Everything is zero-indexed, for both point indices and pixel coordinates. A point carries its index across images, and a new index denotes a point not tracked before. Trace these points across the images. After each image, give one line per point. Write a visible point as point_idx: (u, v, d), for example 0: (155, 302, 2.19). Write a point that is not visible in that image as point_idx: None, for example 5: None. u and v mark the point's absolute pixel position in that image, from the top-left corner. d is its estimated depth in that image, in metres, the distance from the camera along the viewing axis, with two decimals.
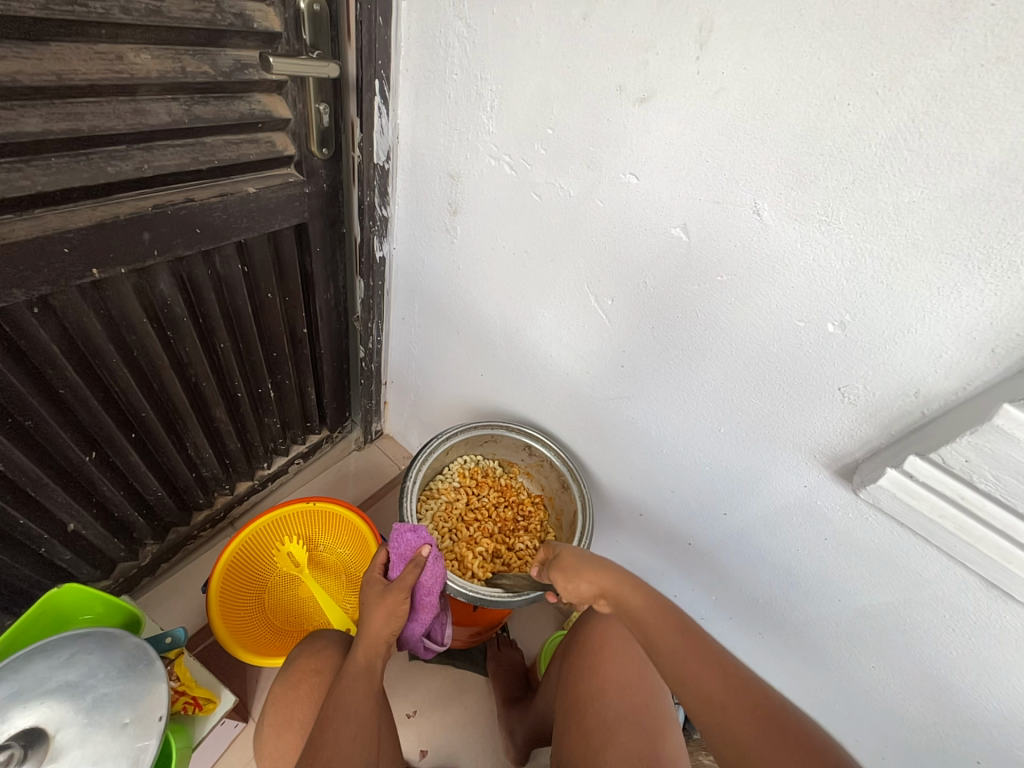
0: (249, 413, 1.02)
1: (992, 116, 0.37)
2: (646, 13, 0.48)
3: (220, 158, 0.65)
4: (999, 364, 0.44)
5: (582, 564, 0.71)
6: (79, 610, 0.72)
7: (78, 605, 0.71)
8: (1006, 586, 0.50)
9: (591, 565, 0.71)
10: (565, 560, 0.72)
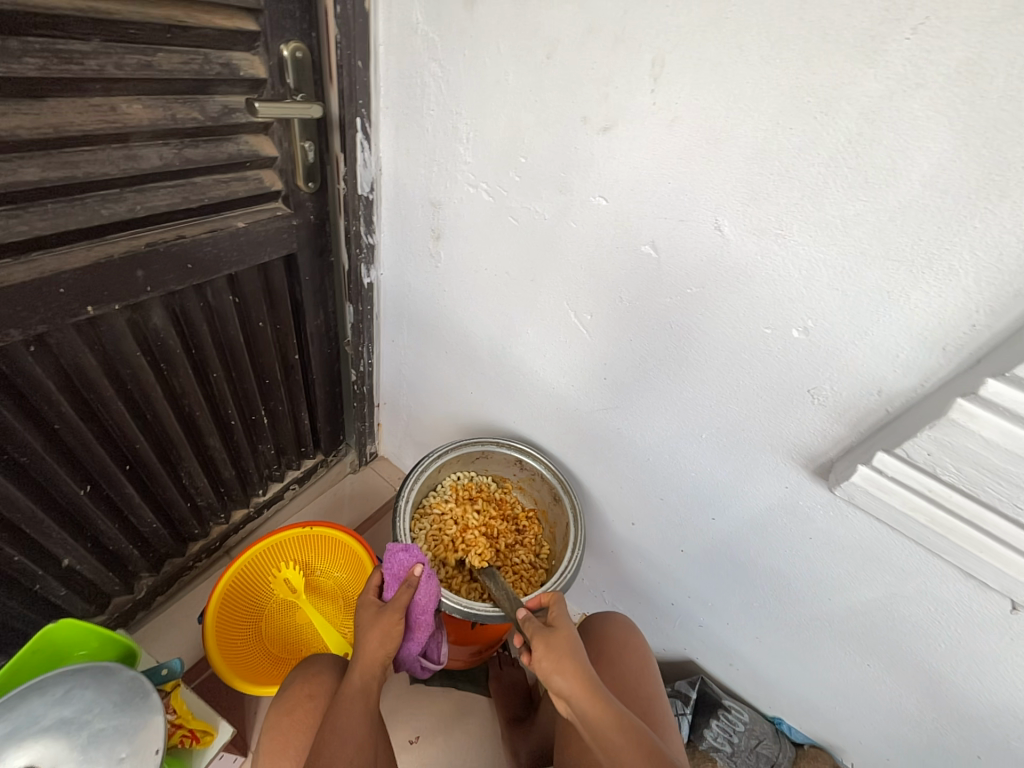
0: (243, 440, 1.03)
1: (918, 135, 0.40)
2: (603, 52, 0.52)
3: (210, 196, 0.68)
4: (952, 361, 0.47)
5: (567, 655, 0.64)
6: (75, 645, 0.71)
7: (74, 640, 0.71)
8: (981, 576, 0.51)
9: (576, 661, 0.64)
10: (557, 640, 0.66)
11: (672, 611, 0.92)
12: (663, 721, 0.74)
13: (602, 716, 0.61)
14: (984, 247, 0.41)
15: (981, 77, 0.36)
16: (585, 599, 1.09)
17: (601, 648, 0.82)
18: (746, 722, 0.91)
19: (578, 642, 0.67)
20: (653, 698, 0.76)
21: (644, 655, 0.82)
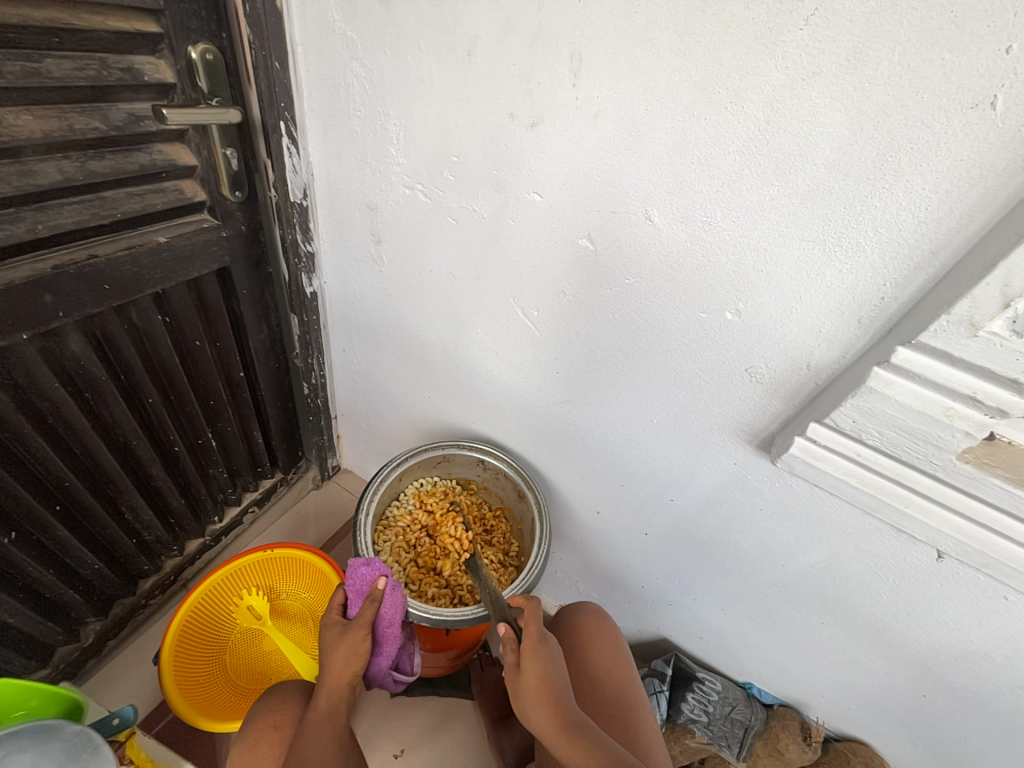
0: (190, 467, 0.97)
1: (819, 120, 0.42)
2: (523, 48, 0.51)
3: (124, 211, 0.64)
4: (867, 332, 0.50)
5: (536, 693, 0.68)
6: (9, 708, 0.65)
7: (9, 702, 0.64)
8: (911, 531, 0.55)
9: (546, 697, 0.68)
10: (526, 678, 0.69)
11: (643, 593, 0.95)
12: (634, 703, 0.77)
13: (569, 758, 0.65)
14: (886, 224, 0.43)
15: (867, 63, 0.38)
16: (560, 591, 1.10)
17: (573, 639, 0.83)
18: (719, 691, 0.94)
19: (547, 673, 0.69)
20: (624, 682, 0.79)
21: (616, 640, 0.83)
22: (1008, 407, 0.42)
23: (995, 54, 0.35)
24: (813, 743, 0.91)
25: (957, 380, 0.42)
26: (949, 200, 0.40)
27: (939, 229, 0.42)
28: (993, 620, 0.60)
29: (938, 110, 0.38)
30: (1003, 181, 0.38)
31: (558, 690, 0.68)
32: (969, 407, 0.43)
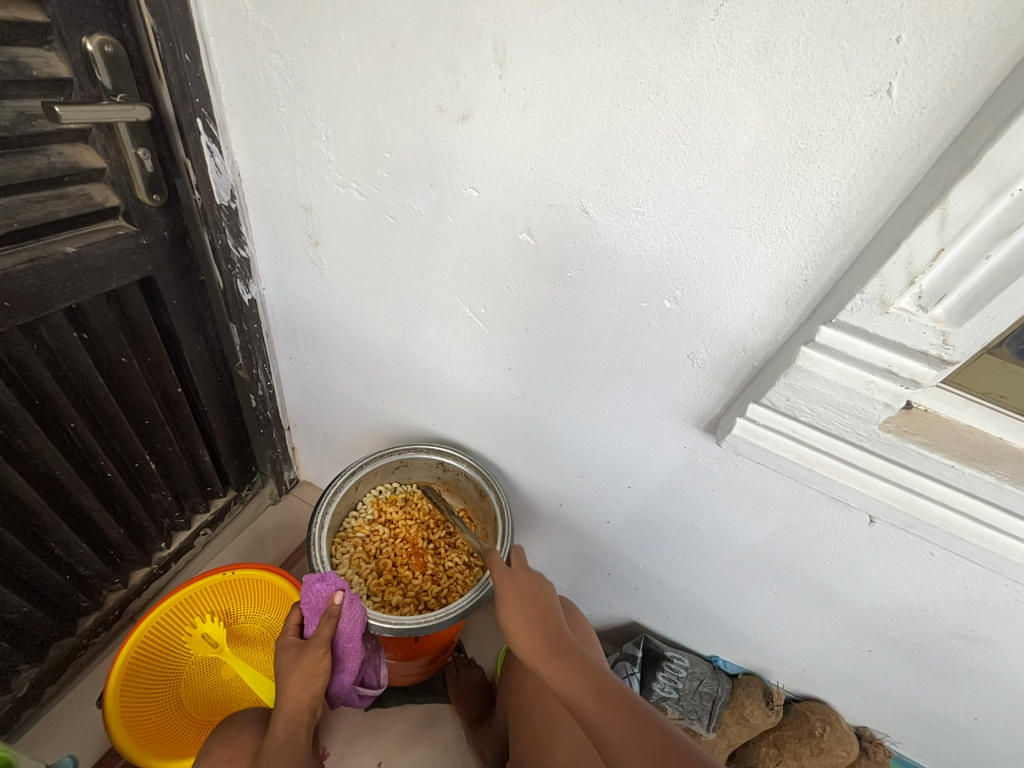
0: (128, 493, 0.90)
1: (736, 110, 0.43)
2: (447, 37, 0.50)
3: (22, 219, 0.58)
4: (795, 313, 0.52)
5: (523, 627, 0.68)
6: None
7: None
8: (847, 499, 0.58)
9: (532, 626, 0.68)
10: (512, 614, 0.69)
11: (610, 580, 0.96)
12: None
13: (558, 681, 0.64)
14: (803, 209, 0.45)
15: (775, 54, 0.40)
16: None
17: None
18: (687, 666, 0.97)
19: (529, 607, 0.70)
20: None
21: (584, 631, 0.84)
22: (920, 377, 0.45)
23: (888, 44, 0.36)
24: (776, 706, 0.95)
25: (874, 355, 0.45)
26: (857, 184, 0.42)
27: (851, 213, 0.44)
28: (922, 575, 0.64)
29: (842, 99, 0.39)
30: (903, 165, 0.40)
31: (544, 622, 0.69)
32: (887, 380, 0.46)
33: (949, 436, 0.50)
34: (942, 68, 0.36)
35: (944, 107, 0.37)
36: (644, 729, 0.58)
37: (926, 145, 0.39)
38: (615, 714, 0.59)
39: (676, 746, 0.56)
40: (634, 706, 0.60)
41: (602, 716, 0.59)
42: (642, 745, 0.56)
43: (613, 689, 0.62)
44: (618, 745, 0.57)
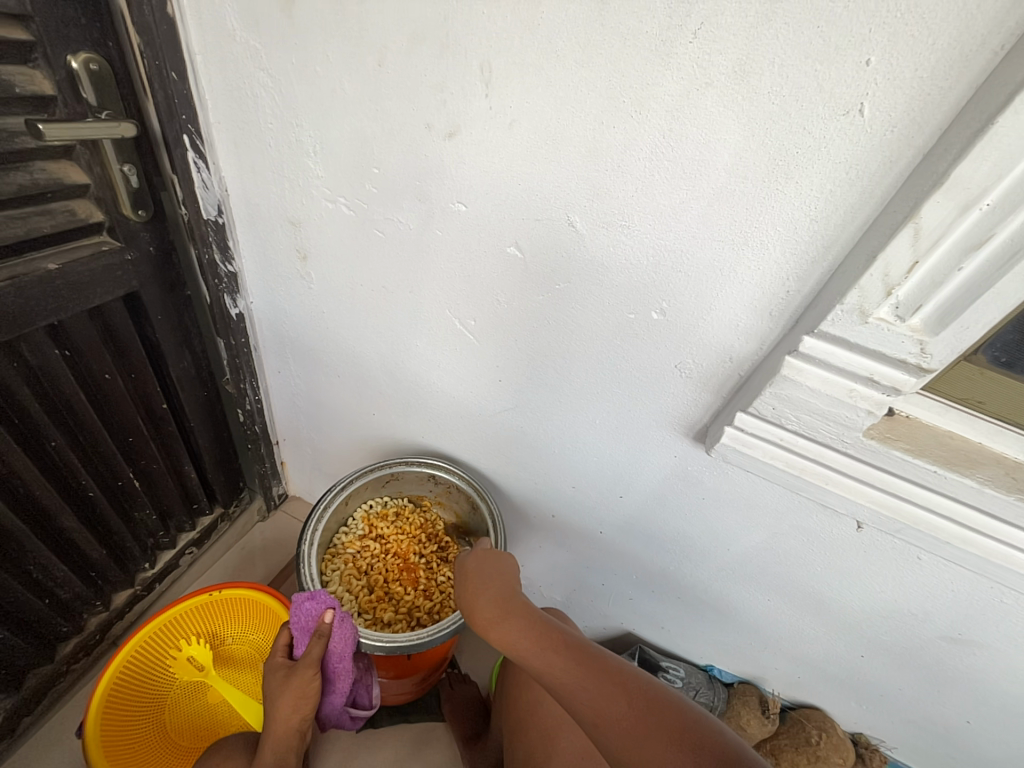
0: (110, 512, 0.88)
1: (716, 128, 0.44)
2: (433, 57, 0.51)
3: (3, 236, 0.57)
4: (778, 323, 0.53)
5: (475, 595, 0.69)
6: None
7: None
8: (835, 505, 0.58)
9: (483, 594, 0.69)
10: (467, 588, 0.71)
11: (604, 590, 0.96)
12: None
13: (507, 644, 0.64)
14: (783, 223, 0.46)
15: (752, 74, 0.41)
16: None
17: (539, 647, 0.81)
18: (683, 676, 0.96)
19: (484, 579, 0.71)
20: None
21: None
22: (901, 385, 0.46)
23: (858, 66, 0.38)
24: (771, 715, 0.95)
25: (856, 364, 0.46)
26: (834, 199, 0.44)
27: (828, 226, 0.45)
28: (911, 579, 0.65)
29: (816, 118, 0.41)
30: (876, 181, 0.42)
31: (493, 586, 0.69)
32: (869, 388, 0.47)
33: (932, 442, 0.51)
34: (909, 89, 0.37)
35: (913, 126, 0.39)
36: (593, 671, 0.58)
37: (897, 162, 0.40)
38: (564, 661, 0.60)
39: (624, 681, 0.57)
40: (581, 649, 0.61)
41: (551, 666, 0.60)
42: (593, 685, 0.57)
43: (560, 637, 0.62)
44: (570, 691, 0.58)
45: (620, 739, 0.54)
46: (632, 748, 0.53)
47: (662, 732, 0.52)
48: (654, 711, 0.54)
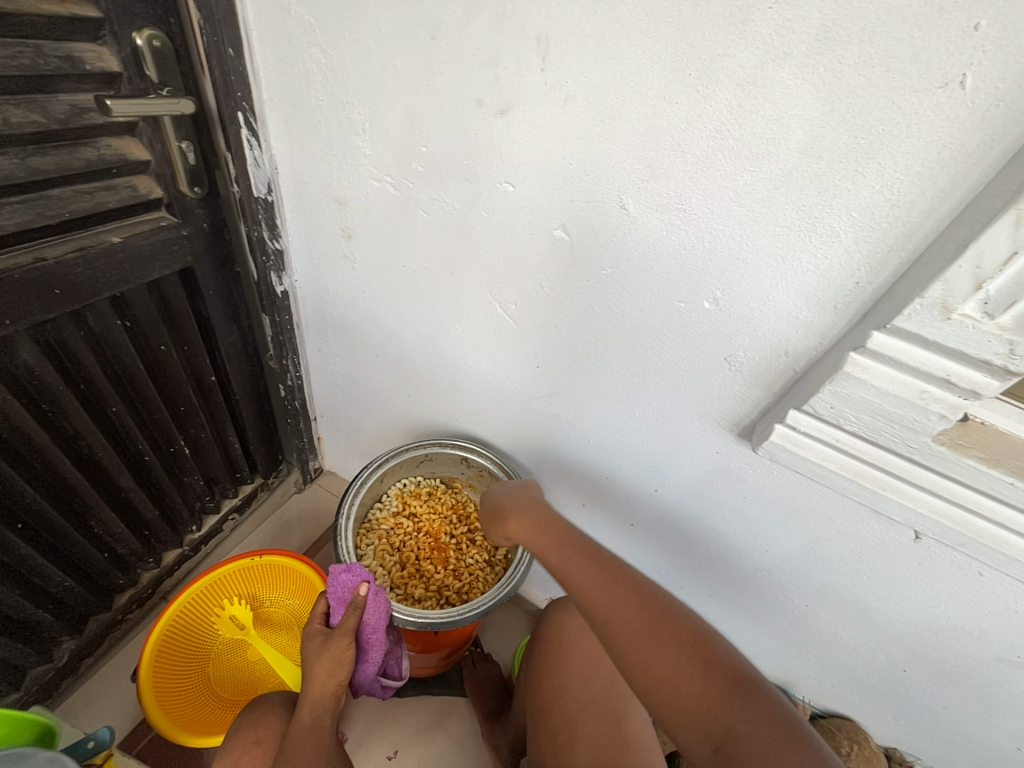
0: (162, 476, 0.93)
1: (790, 104, 0.41)
2: (488, 30, 0.49)
3: (72, 210, 0.60)
4: (843, 318, 0.49)
5: (499, 503, 0.74)
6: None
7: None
8: (890, 513, 0.55)
9: (507, 501, 0.73)
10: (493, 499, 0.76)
11: None
12: (622, 696, 0.74)
13: (525, 541, 0.69)
14: (859, 207, 0.43)
15: (838, 43, 0.37)
16: (550, 584, 1.10)
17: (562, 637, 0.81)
18: None
19: (510, 493, 0.75)
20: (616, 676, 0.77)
21: None
22: (982, 388, 0.42)
23: (964, 32, 0.34)
24: None
25: (931, 364, 0.43)
26: (920, 182, 0.40)
27: (911, 212, 0.41)
28: (968, 596, 0.61)
29: (908, 91, 0.37)
30: (972, 163, 0.38)
31: (520, 494, 0.74)
32: (943, 390, 0.44)
33: (1009, 452, 0.47)
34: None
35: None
36: (608, 579, 0.61)
37: (1001, 141, 0.36)
38: (579, 564, 0.63)
39: (639, 591, 0.60)
40: (600, 558, 0.63)
41: (563, 566, 0.64)
42: (607, 590, 0.60)
43: (575, 542, 0.66)
44: (581, 590, 0.61)
45: (627, 639, 0.57)
46: (638, 649, 0.56)
47: (671, 640, 0.56)
48: (667, 623, 0.57)
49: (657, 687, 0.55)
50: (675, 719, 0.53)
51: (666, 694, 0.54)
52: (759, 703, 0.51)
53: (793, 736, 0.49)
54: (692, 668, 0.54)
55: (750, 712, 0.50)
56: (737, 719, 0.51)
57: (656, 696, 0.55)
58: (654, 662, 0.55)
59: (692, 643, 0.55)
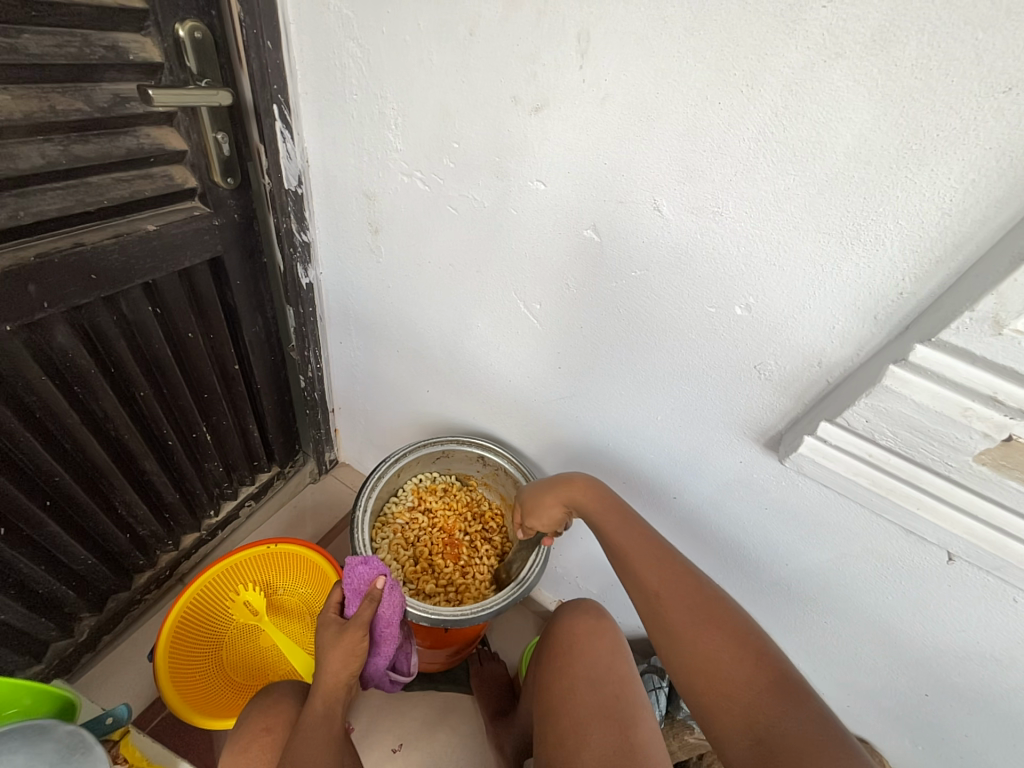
0: (184, 461, 0.95)
1: (840, 107, 0.40)
2: (528, 26, 0.49)
3: (110, 197, 0.61)
4: (882, 329, 0.48)
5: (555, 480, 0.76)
6: (20, 694, 0.65)
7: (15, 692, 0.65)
8: (921, 532, 0.54)
9: (564, 478, 0.75)
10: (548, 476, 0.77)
11: None
12: (631, 703, 0.72)
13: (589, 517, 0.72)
14: (907, 216, 0.42)
15: (895, 43, 0.36)
16: (561, 586, 1.09)
17: (569, 643, 0.80)
18: None
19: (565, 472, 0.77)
20: (626, 683, 0.75)
21: (615, 640, 0.80)
22: None
23: None
24: None
25: (976, 381, 0.41)
26: (975, 191, 0.38)
27: (964, 222, 0.40)
28: (1000, 622, 0.59)
29: (967, 96, 0.36)
30: None
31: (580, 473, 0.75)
32: (989, 408, 0.42)
33: None
34: None
35: None
36: (665, 563, 0.66)
37: None
38: (641, 547, 0.68)
39: (696, 580, 0.65)
40: (660, 547, 0.68)
41: (626, 546, 0.68)
42: (667, 573, 0.66)
43: (636, 526, 0.69)
44: (640, 569, 0.67)
45: (682, 618, 0.63)
46: (691, 629, 0.62)
47: (722, 628, 0.61)
48: (720, 613, 0.62)
49: (705, 667, 0.60)
50: (717, 702, 0.58)
51: (712, 677, 0.59)
52: (804, 704, 0.55)
53: (839, 740, 0.52)
54: (742, 654, 0.59)
55: (793, 708, 0.55)
56: (780, 712, 0.55)
57: (702, 675, 0.60)
58: (706, 644, 0.60)
59: (742, 636, 0.61)
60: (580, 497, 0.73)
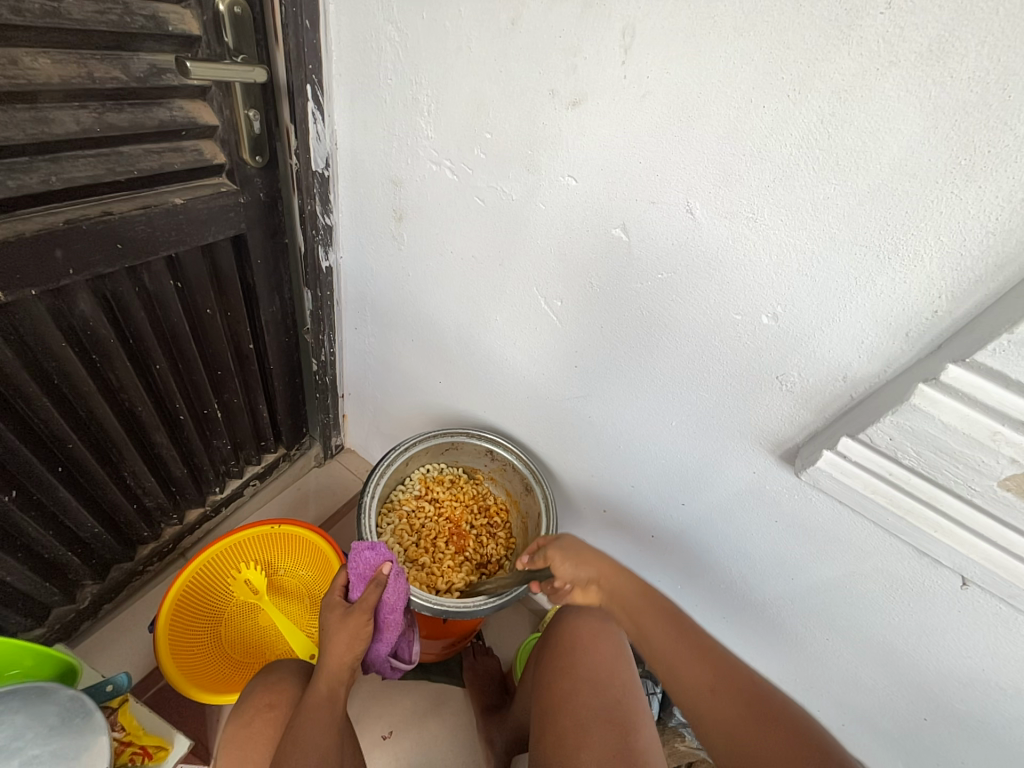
0: (194, 436, 0.95)
1: (889, 117, 0.39)
2: (572, 16, 0.48)
3: (141, 168, 0.61)
4: (913, 346, 0.47)
5: (582, 548, 0.75)
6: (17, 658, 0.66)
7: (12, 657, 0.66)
8: (936, 555, 0.53)
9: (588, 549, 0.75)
10: (569, 542, 0.77)
11: None
12: (631, 708, 0.72)
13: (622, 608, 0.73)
14: (949, 232, 0.41)
15: (952, 55, 0.35)
16: None
17: (570, 646, 0.79)
18: None
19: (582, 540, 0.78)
20: (626, 686, 0.75)
21: (618, 642, 0.80)
22: None
23: None
24: None
25: (1009, 405, 0.40)
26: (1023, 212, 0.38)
27: (1008, 242, 0.39)
28: (1007, 651, 0.58)
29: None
30: None
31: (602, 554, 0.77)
32: (1018, 433, 0.41)
33: None
34: None
35: None
36: (705, 659, 0.67)
37: None
38: (676, 640, 0.69)
39: (734, 674, 0.66)
40: (696, 639, 0.69)
41: (660, 640, 0.69)
42: (705, 668, 0.66)
43: (669, 617, 0.71)
44: (679, 664, 0.67)
45: (732, 720, 0.63)
46: (742, 731, 0.62)
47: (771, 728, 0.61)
48: (766, 710, 0.63)
49: None
50: None
51: None
52: None
53: None
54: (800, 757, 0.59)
55: None
56: None
57: None
58: (758, 748, 0.61)
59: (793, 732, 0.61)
60: (614, 582, 0.73)
